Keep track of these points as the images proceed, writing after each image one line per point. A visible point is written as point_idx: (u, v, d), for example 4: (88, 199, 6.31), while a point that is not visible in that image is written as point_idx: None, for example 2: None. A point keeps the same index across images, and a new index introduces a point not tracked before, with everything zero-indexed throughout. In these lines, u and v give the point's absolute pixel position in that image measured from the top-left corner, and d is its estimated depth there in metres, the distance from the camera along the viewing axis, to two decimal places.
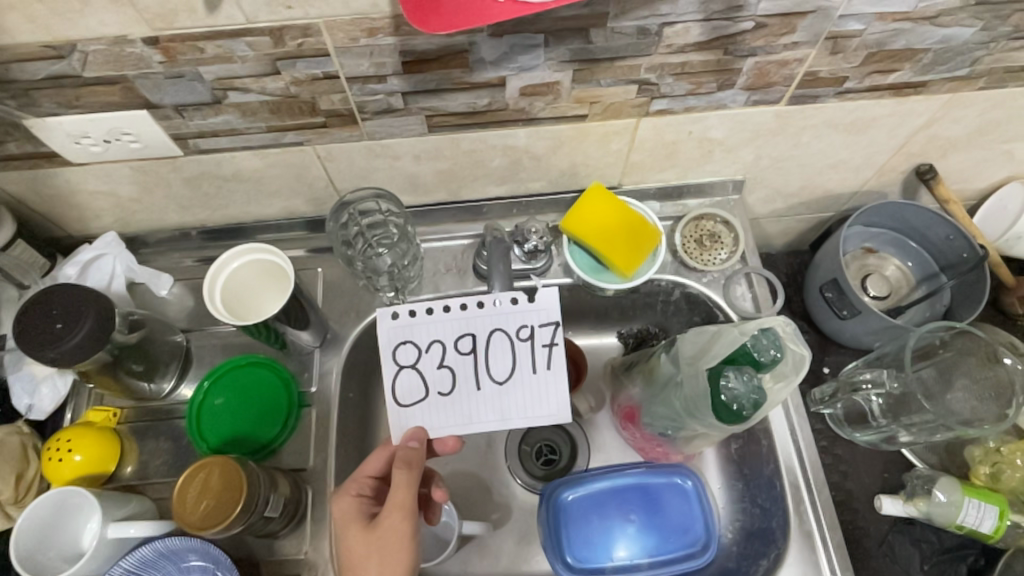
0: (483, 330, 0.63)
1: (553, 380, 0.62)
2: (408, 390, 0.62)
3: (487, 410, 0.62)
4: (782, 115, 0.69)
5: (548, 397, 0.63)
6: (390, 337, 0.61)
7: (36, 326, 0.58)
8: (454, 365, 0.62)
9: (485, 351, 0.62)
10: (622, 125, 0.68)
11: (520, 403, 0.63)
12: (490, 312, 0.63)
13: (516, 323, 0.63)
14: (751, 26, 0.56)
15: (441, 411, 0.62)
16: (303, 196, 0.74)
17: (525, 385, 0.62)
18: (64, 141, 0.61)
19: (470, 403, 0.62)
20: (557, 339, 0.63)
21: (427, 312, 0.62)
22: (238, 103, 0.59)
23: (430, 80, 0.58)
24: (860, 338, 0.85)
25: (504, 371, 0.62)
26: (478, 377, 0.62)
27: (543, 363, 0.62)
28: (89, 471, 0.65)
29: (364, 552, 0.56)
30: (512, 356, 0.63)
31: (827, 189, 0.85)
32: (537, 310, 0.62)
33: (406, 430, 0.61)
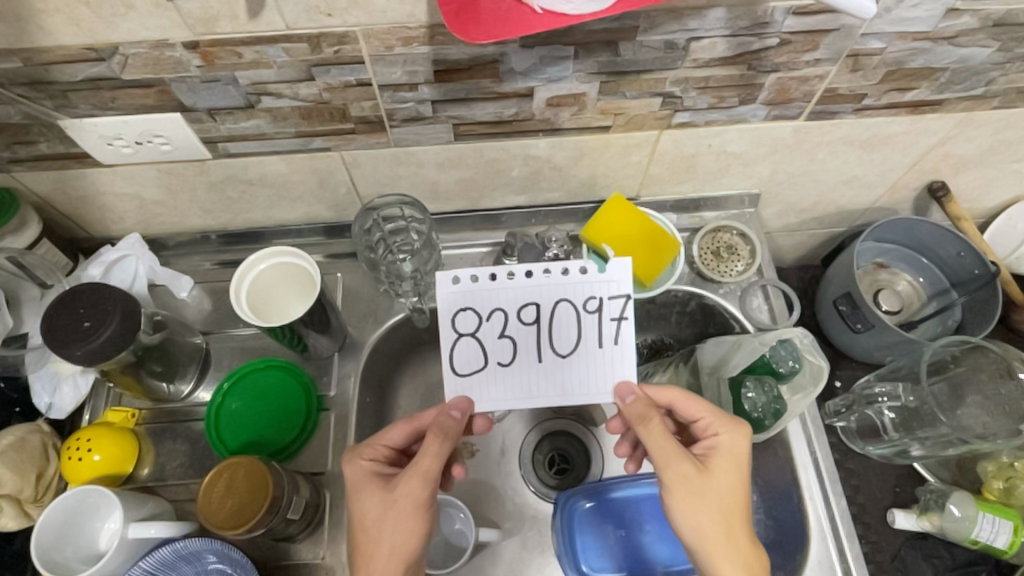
0: (548, 300, 0.58)
1: (619, 356, 0.58)
2: (465, 360, 0.58)
3: (548, 384, 0.58)
4: (801, 130, 0.70)
5: (611, 377, 0.58)
6: (451, 300, 0.58)
7: (64, 320, 0.58)
8: (515, 336, 0.58)
9: (550, 322, 0.58)
10: (644, 137, 0.69)
11: (584, 378, 0.58)
12: (559, 281, 0.58)
13: (584, 294, 0.58)
14: (775, 42, 0.57)
15: (500, 383, 0.58)
16: (326, 202, 0.75)
17: (589, 359, 0.58)
18: (96, 143, 0.62)
19: (532, 374, 0.58)
20: (626, 314, 0.57)
21: (491, 277, 0.58)
22: (270, 108, 0.60)
23: (459, 90, 0.59)
24: (873, 353, 0.85)
25: (570, 343, 0.58)
26: (540, 348, 0.58)
27: (611, 338, 0.58)
28: (106, 471, 0.65)
29: (380, 512, 0.54)
30: (578, 328, 0.58)
31: (840, 204, 0.86)
32: (607, 281, 0.58)
33: (453, 397, 0.57)
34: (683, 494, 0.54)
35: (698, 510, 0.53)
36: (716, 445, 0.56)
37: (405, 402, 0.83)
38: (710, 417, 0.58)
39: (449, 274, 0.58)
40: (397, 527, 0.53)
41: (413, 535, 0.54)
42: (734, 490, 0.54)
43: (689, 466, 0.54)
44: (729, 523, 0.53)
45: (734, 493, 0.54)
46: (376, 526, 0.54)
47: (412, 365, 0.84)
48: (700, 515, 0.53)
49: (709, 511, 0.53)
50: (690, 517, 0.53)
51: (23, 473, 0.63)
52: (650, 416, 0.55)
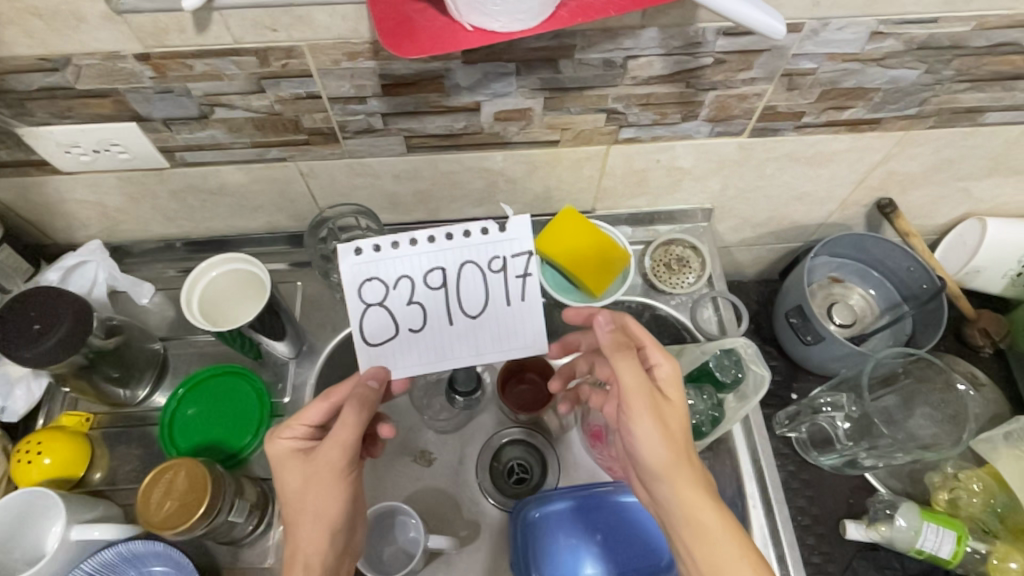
0: (454, 263, 0.57)
1: (528, 312, 0.58)
2: (377, 328, 0.58)
3: (461, 346, 0.59)
4: (745, 147, 0.72)
5: (522, 330, 0.59)
6: (354, 269, 0.56)
7: (15, 324, 0.59)
8: (424, 302, 0.57)
9: (457, 285, 0.57)
10: (593, 151, 0.71)
11: (496, 336, 0.59)
12: (462, 243, 0.56)
13: (488, 254, 0.57)
14: (710, 61, 0.60)
15: (413, 348, 0.59)
16: (286, 211, 0.77)
17: (499, 318, 0.58)
18: (55, 150, 0.63)
19: (444, 336, 0.59)
20: (530, 271, 0.57)
21: (393, 245, 0.56)
22: (224, 119, 0.62)
23: (408, 103, 0.61)
24: (826, 364, 0.86)
25: (480, 305, 0.58)
26: (450, 312, 0.58)
27: (518, 295, 0.58)
28: (57, 475, 0.66)
29: (303, 484, 0.57)
30: (486, 289, 0.58)
31: (793, 219, 0.88)
32: (509, 240, 0.56)
33: (368, 366, 0.58)
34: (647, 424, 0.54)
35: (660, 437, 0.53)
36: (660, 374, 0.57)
37: None
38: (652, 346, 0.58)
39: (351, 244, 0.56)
40: (321, 494, 0.56)
41: (337, 499, 0.57)
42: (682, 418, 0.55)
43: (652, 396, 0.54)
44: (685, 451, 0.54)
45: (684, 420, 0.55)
46: (302, 493, 0.57)
47: None
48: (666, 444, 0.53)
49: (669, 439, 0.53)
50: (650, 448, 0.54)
51: None
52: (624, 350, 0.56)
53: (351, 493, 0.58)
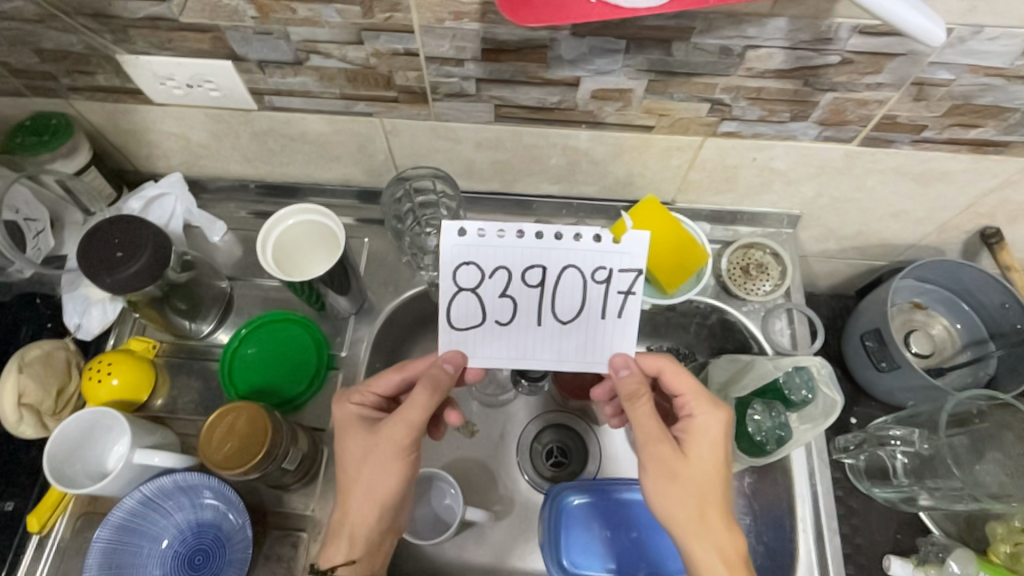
0: (556, 265, 0.53)
1: (621, 328, 0.55)
2: (462, 314, 0.55)
3: (545, 348, 0.56)
4: (852, 155, 0.67)
5: (607, 345, 0.56)
6: (455, 248, 0.52)
7: (98, 249, 0.60)
8: (516, 296, 0.54)
9: (554, 287, 0.54)
10: (686, 142, 0.67)
11: (581, 346, 0.56)
12: (570, 247, 0.52)
13: (594, 263, 0.53)
14: (836, 60, 0.55)
15: (495, 340, 0.56)
16: (362, 165, 0.76)
17: (590, 330, 0.55)
18: (150, 80, 0.63)
19: (528, 337, 0.56)
20: (635, 288, 0.53)
21: (499, 234, 0.52)
22: (318, 67, 0.60)
23: (505, 71, 0.59)
24: (894, 393, 0.82)
25: (574, 311, 0.55)
26: (541, 313, 0.55)
27: (615, 311, 0.54)
28: (122, 396, 0.68)
29: (361, 455, 0.59)
30: (583, 297, 0.54)
31: (884, 237, 0.83)
32: (620, 253, 0.52)
33: (450, 349, 0.56)
34: (658, 483, 0.57)
35: (672, 481, 0.56)
36: (691, 424, 0.58)
37: None
38: (690, 396, 0.59)
39: (454, 222, 0.52)
40: (379, 468, 0.58)
41: (392, 474, 0.58)
42: (714, 467, 0.57)
43: (666, 447, 0.57)
44: (713, 488, 0.56)
45: (724, 459, 0.57)
46: (363, 463, 0.59)
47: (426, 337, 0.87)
48: (676, 488, 0.56)
49: (701, 484, 0.56)
50: (667, 500, 0.56)
51: (46, 385, 0.66)
52: (638, 396, 0.56)
53: (405, 472, 0.59)
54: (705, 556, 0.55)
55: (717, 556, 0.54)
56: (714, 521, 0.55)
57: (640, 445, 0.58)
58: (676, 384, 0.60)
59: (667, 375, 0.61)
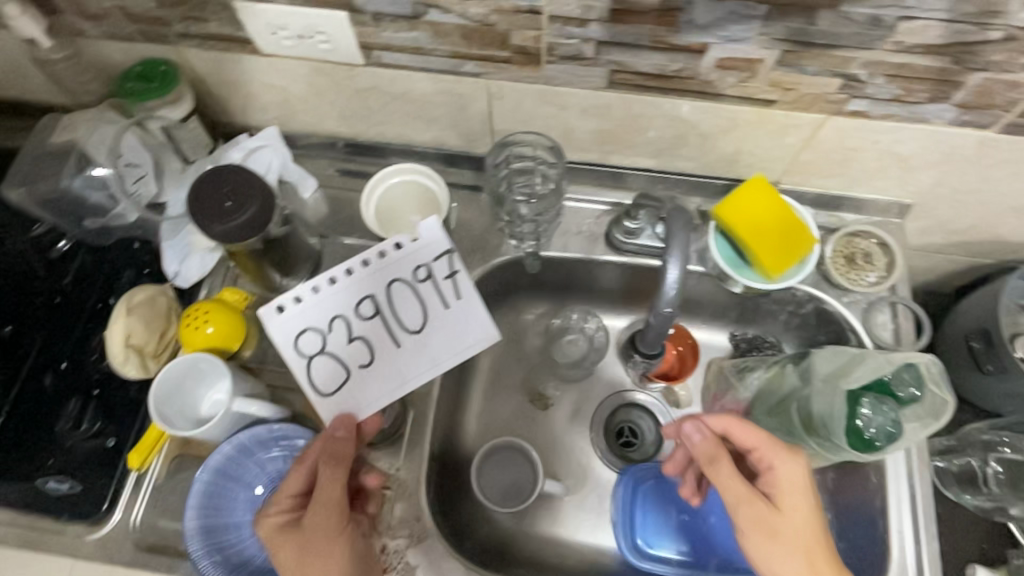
0: (380, 289, 0.64)
1: (466, 310, 0.65)
2: (327, 377, 0.63)
3: (417, 363, 0.65)
4: (987, 142, 0.63)
5: (465, 328, 0.66)
6: (282, 322, 0.62)
7: (208, 196, 0.61)
8: (363, 334, 0.64)
9: (390, 307, 0.64)
10: (806, 119, 0.64)
11: (447, 343, 0.65)
12: (369, 273, 0.64)
13: (414, 265, 0.64)
14: (998, 37, 0.51)
15: (370, 383, 0.64)
16: (458, 129, 0.75)
17: (440, 326, 0.65)
18: (262, 30, 0.63)
19: (444, 351, 0.65)
20: (455, 277, 0.65)
21: (316, 290, 0.63)
22: (434, 23, 0.59)
23: (629, 34, 0.56)
24: (992, 399, 0.78)
25: (418, 321, 0.65)
26: (395, 335, 0.64)
27: (451, 296, 0.65)
28: (217, 344, 0.69)
29: (298, 555, 0.55)
30: (419, 301, 0.65)
31: (998, 233, 0.78)
32: (426, 246, 0.64)
33: (335, 417, 0.61)
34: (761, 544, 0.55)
35: (771, 542, 0.54)
36: (774, 478, 0.57)
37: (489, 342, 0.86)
38: (765, 448, 0.58)
39: (272, 305, 0.62)
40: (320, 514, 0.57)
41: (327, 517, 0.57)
42: (809, 518, 0.55)
43: (760, 505, 0.55)
44: (815, 538, 0.54)
45: (818, 502, 0.56)
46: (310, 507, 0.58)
47: (504, 307, 0.86)
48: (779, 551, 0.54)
49: (804, 539, 0.54)
50: (774, 563, 0.54)
51: (151, 328, 0.68)
52: (717, 458, 0.58)
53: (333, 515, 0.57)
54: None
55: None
56: (824, 570, 0.54)
57: (730, 509, 0.57)
58: (742, 437, 0.59)
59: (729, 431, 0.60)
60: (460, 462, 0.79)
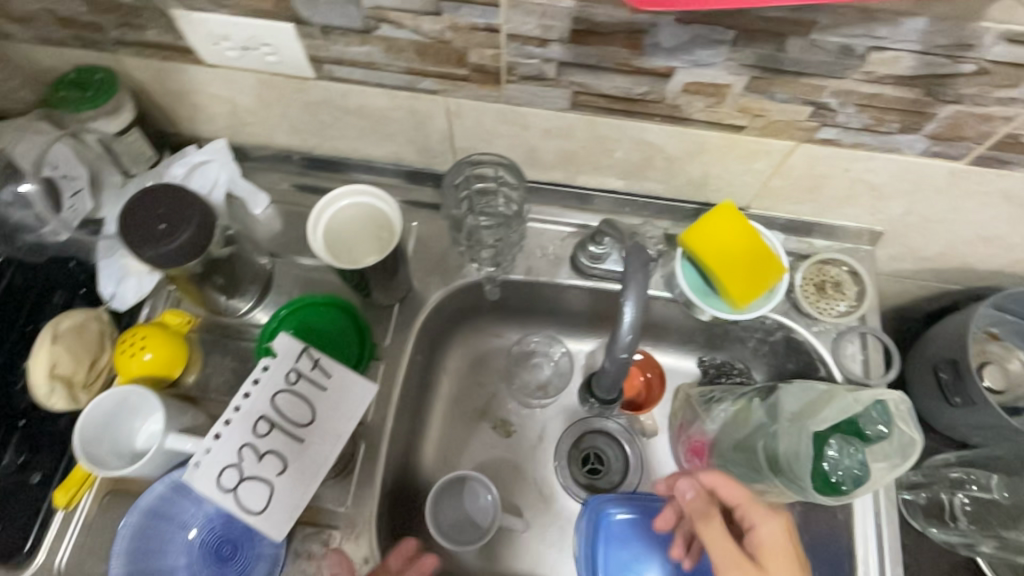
0: (263, 404, 0.52)
1: (345, 378, 0.54)
2: (254, 501, 0.50)
3: (326, 442, 0.53)
4: (958, 174, 0.61)
5: (349, 394, 0.54)
6: (201, 476, 0.49)
7: (140, 216, 0.57)
8: (271, 448, 0.51)
9: (278, 414, 0.52)
10: (776, 146, 0.62)
11: (342, 412, 0.54)
12: (246, 400, 0.51)
13: (285, 368, 0.53)
14: (970, 70, 0.49)
15: (295, 484, 0.52)
16: (417, 146, 0.71)
17: (332, 404, 0.54)
18: (203, 39, 0.59)
19: (337, 419, 0.54)
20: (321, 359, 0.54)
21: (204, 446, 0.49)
22: (386, 37, 0.55)
23: (592, 55, 0.53)
24: (959, 429, 0.77)
25: (308, 412, 0.53)
26: (295, 433, 0.52)
27: (324, 378, 0.53)
28: (154, 372, 0.65)
29: None
30: (304, 396, 0.53)
31: (968, 261, 0.77)
32: (284, 351, 0.52)
33: (280, 526, 0.51)
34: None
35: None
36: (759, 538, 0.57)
37: (451, 366, 0.82)
38: (748, 508, 0.58)
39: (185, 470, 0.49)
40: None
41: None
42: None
43: (750, 569, 0.55)
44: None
45: (803, 569, 0.56)
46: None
47: (466, 329, 0.83)
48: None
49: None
50: None
51: (79, 357, 0.63)
52: (711, 513, 0.57)
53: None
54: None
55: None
56: None
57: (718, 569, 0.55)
58: (730, 495, 0.59)
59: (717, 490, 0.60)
60: (417, 494, 0.75)
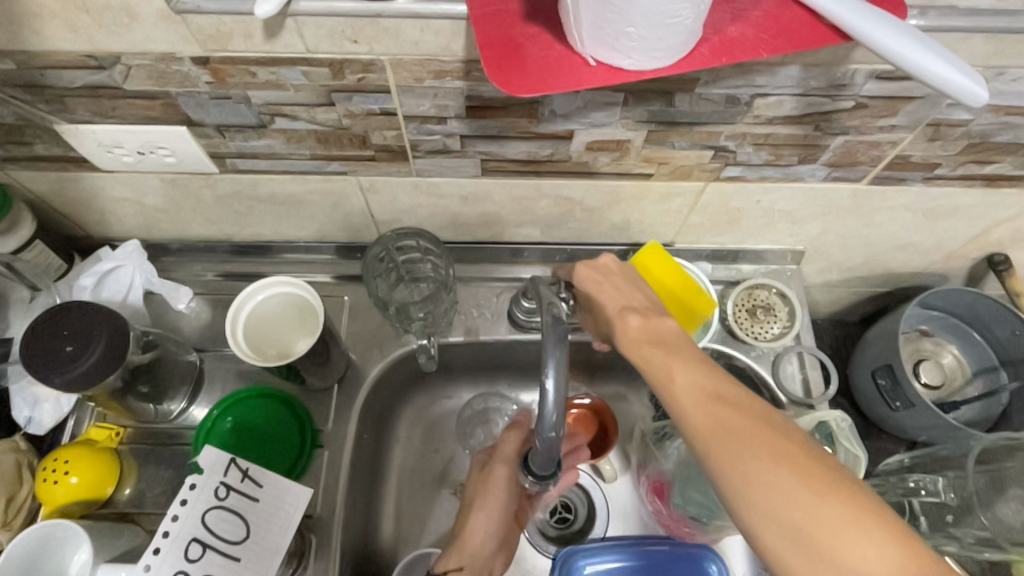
0: (193, 526, 0.49)
1: (279, 483, 0.53)
2: None
3: (264, 555, 0.51)
4: (860, 194, 0.63)
5: (285, 500, 0.53)
6: None
7: (44, 343, 0.54)
8: (205, 573, 0.48)
9: (210, 535, 0.50)
10: (687, 187, 0.63)
11: (278, 520, 0.52)
12: (175, 525, 0.49)
13: (214, 484, 0.51)
14: (850, 105, 0.51)
15: None
16: (338, 223, 0.70)
17: (266, 514, 0.52)
18: (95, 149, 0.57)
19: (273, 530, 0.52)
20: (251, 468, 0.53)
21: None
22: (284, 129, 0.54)
23: (492, 127, 0.54)
24: (906, 430, 0.79)
25: (242, 527, 0.51)
26: (230, 551, 0.50)
27: (256, 487, 0.52)
28: (82, 497, 0.61)
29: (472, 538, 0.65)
30: (236, 510, 0.51)
31: (889, 267, 0.80)
32: (212, 467, 0.51)
33: None
34: (724, 447, 0.41)
35: (739, 437, 0.41)
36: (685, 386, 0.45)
37: (403, 435, 0.80)
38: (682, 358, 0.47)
39: None
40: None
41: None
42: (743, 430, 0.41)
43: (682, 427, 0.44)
44: (767, 420, 0.42)
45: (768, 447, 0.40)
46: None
47: (414, 397, 0.81)
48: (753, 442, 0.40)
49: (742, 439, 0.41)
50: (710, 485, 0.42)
51: None
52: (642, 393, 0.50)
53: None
54: (822, 507, 0.38)
55: (825, 500, 0.38)
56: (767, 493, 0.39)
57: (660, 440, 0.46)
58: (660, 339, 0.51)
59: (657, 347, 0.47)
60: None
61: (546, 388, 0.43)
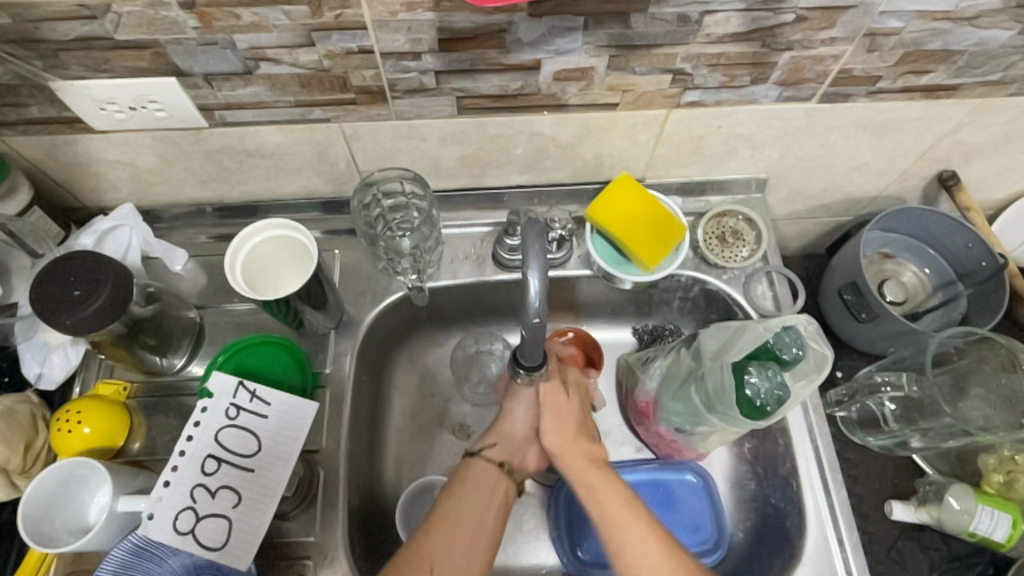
0: (208, 444, 0.55)
1: (285, 402, 0.58)
2: (212, 534, 0.52)
3: (274, 465, 0.56)
4: (812, 113, 0.68)
5: (292, 417, 0.58)
6: (155, 523, 0.51)
7: (56, 280, 0.57)
8: (223, 483, 0.54)
9: (223, 451, 0.55)
10: (651, 116, 0.67)
11: (285, 435, 0.57)
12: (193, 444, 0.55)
13: (224, 406, 0.56)
14: (791, 18, 0.56)
15: (251, 511, 0.54)
16: (324, 175, 0.73)
17: (275, 429, 0.57)
18: (89, 106, 0.60)
19: (283, 442, 0.57)
20: (257, 389, 0.58)
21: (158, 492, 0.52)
22: (269, 75, 0.58)
23: (463, 60, 0.57)
24: (875, 344, 0.84)
25: (254, 442, 0.56)
26: (244, 464, 0.55)
27: (264, 409, 0.57)
28: (97, 445, 0.64)
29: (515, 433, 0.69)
30: (246, 428, 0.56)
31: (848, 193, 0.84)
32: (223, 393, 0.57)
33: (243, 555, 0.53)
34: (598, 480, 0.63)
35: (607, 502, 0.61)
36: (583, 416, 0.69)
37: (401, 382, 0.84)
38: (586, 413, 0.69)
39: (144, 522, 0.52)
40: (464, 549, 0.59)
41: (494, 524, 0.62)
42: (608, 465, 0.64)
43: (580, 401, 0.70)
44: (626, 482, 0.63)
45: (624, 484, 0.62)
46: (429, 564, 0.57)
47: (409, 347, 0.85)
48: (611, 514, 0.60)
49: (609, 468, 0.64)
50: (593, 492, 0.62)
51: (11, 443, 0.62)
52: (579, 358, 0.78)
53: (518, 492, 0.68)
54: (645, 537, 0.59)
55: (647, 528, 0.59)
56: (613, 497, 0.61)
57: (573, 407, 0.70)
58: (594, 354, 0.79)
59: (580, 440, 0.66)
60: (386, 511, 0.76)
61: (529, 278, 0.47)
